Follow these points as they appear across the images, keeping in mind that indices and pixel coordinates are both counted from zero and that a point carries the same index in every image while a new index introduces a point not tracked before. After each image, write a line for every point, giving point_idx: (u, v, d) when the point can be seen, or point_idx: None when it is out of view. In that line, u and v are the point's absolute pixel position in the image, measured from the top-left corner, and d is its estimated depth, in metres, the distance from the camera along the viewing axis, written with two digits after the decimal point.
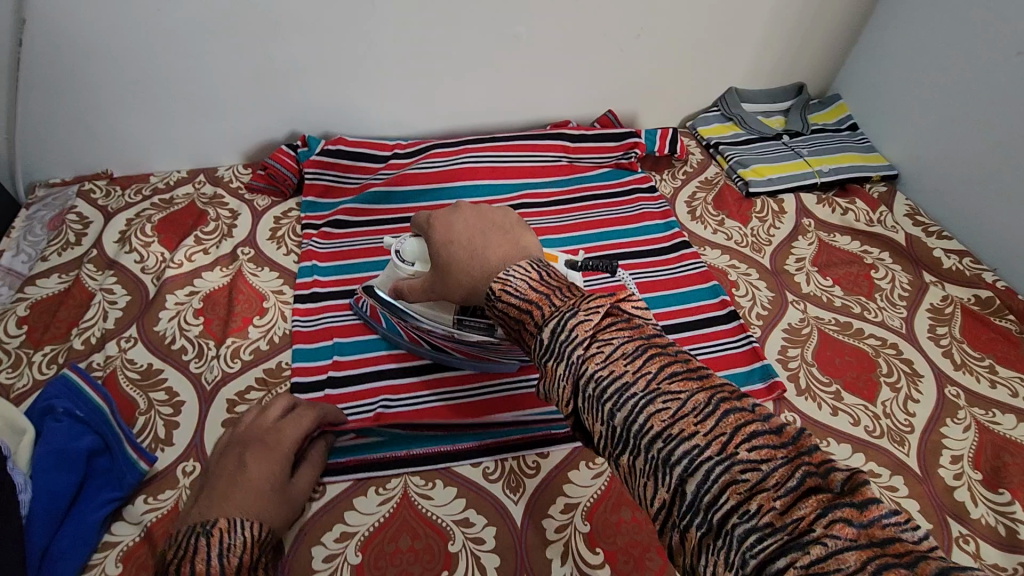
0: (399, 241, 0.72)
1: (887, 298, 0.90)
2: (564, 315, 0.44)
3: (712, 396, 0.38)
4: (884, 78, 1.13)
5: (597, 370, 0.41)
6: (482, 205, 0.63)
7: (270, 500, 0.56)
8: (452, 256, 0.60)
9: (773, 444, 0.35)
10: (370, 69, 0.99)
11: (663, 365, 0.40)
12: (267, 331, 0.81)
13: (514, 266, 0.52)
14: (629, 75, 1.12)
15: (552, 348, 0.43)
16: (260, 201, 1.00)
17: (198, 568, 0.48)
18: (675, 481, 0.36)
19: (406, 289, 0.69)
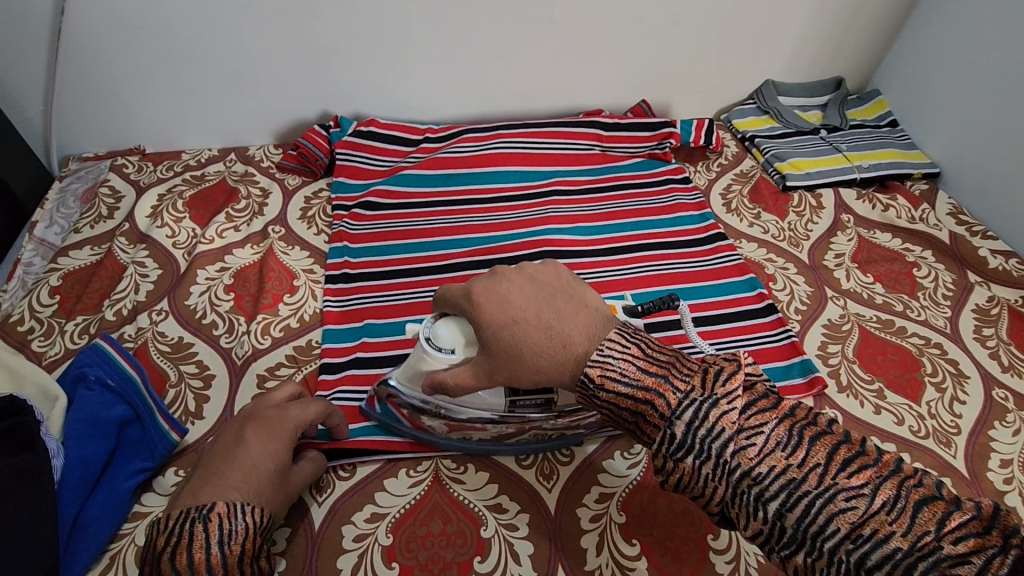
0: (429, 325, 0.58)
1: (930, 297, 0.87)
2: (702, 407, 0.42)
3: (896, 483, 0.38)
4: (928, 72, 1.09)
5: (754, 466, 0.40)
6: (534, 271, 0.52)
7: (272, 484, 0.54)
8: (519, 335, 0.49)
9: (866, 462, 0.39)
10: (403, 50, 0.98)
11: (785, 427, 0.41)
12: (296, 309, 0.80)
13: (607, 342, 0.47)
14: (665, 64, 1.10)
15: (689, 443, 0.42)
16: (291, 181, 0.99)
17: (198, 556, 0.47)
18: (843, 557, 0.38)
19: (450, 381, 0.54)
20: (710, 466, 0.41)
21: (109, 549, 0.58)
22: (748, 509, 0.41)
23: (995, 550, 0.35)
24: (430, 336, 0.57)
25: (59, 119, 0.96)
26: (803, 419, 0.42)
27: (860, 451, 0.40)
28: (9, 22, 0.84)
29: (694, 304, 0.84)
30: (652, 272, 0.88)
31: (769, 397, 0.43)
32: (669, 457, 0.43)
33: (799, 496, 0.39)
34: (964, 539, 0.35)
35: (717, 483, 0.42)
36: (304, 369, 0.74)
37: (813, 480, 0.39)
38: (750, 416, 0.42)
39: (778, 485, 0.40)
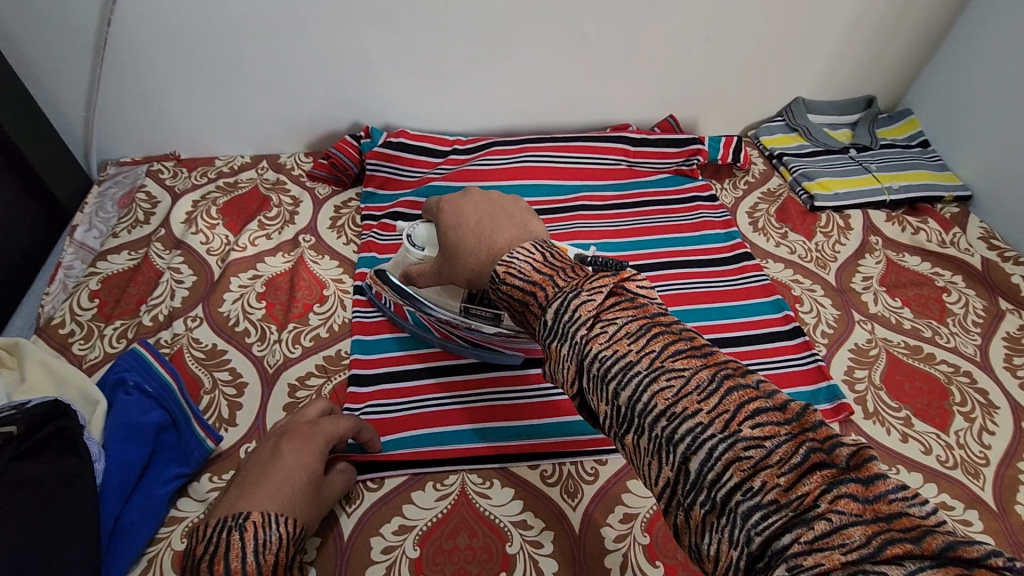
0: (411, 225, 0.71)
1: (960, 323, 0.86)
2: (567, 297, 0.45)
3: (735, 389, 0.38)
4: (962, 94, 1.08)
5: (602, 350, 0.42)
6: (491, 193, 0.62)
7: (303, 496, 0.55)
8: (459, 237, 0.59)
9: (776, 420, 0.36)
10: (436, 63, 0.99)
11: (666, 344, 0.41)
12: (327, 319, 0.81)
13: (518, 249, 0.52)
14: (695, 80, 1.10)
15: (555, 328, 0.45)
16: (321, 189, 1.01)
17: (232, 565, 0.46)
18: (659, 434, 0.39)
19: (415, 272, 0.69)
20: (569, 347, 0.43)
21: (146, 553, 0.59)
22: (598, 392, 0.42)
23: (787, 438, 0.35)
24: (411, 234, 0.70)
25: (100, 125, 0.99)
26: (665, 326, 0.43)
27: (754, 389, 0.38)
28: (57, 31, 0.87)
29: (719, 325, 0.84)
30: (679, 290, 0.89)
31: (635, 303, 0.45)
32: (543, 339, 0.46)
33: (634, 378, 0.41)
34: (762, 425, 0.36)
35: (572, 362, 0.44)
36: (334, 378, 0.75)
37: (654, 371, 0.40)
38: (672, 359, 0.41)
39: (620, 368, 0.41)
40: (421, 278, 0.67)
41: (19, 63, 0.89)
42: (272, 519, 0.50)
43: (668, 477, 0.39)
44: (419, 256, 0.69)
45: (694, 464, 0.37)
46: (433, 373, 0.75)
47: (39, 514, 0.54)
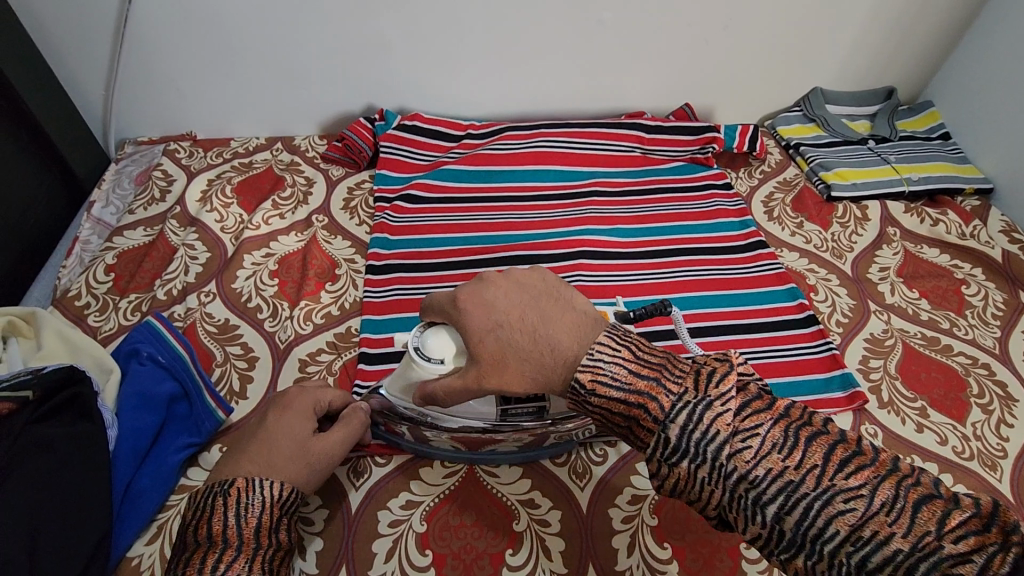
0: (418, 333, 0.53)
1: (979, 315, 0.85)
2: (694, 409, 0.39)
3: (896, 484, 0.35)
4: (985, 85, 1.06)
5: (750, 469, 0.37)
6: (515, 269, 0.48)
7: (295, 458, 0.54)
8: (505, 345, 0.45)
9: (975, 529, 0.33)
10: (452, 46, 0.99)
11: (826, 452, 0.37)
12: (338, 297, 0.82)
13: (599, 344, 0.42)
14: (712, 68, 1.09)
15: (684, 447, 0.39)
16: (335, 171, 1.01)
17: (215, 528, 0.47)
18: (846, 562, 0.35)
19: (439, 394, 0.50)
20: (705, 470, 0.38)
21: (156, 519, 0.60)
22: (746, 513, 0.38)
23: (993, 548, 0.32)
24: (419, 345, 0.52)
25: (119, 104, 1.00)
26: (798, 419, 0.39)
27: (856, 451, 0.37)
28: (78, 9, 0.88)
29: (732, 312, 0.83)
30: (691, 277, 0.88)
31: (764, 398, 0.40)
32: (664, 460, 0.40)
33: (798, 500, 0.36)
34: (964, 538, 0.33)
35: (715, 487, 0.38)
36: (344, 355, 0.75)
37: (823, 491, 0.36)
38: (839, 472, 0.36)
39: (775, 488, 0.37)
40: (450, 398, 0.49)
41: (40, 40, 0.90)
42: (256, 483, 0.50)
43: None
44: (438, 372, 0.50)
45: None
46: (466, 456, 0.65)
47: (57, 474, 0.55)
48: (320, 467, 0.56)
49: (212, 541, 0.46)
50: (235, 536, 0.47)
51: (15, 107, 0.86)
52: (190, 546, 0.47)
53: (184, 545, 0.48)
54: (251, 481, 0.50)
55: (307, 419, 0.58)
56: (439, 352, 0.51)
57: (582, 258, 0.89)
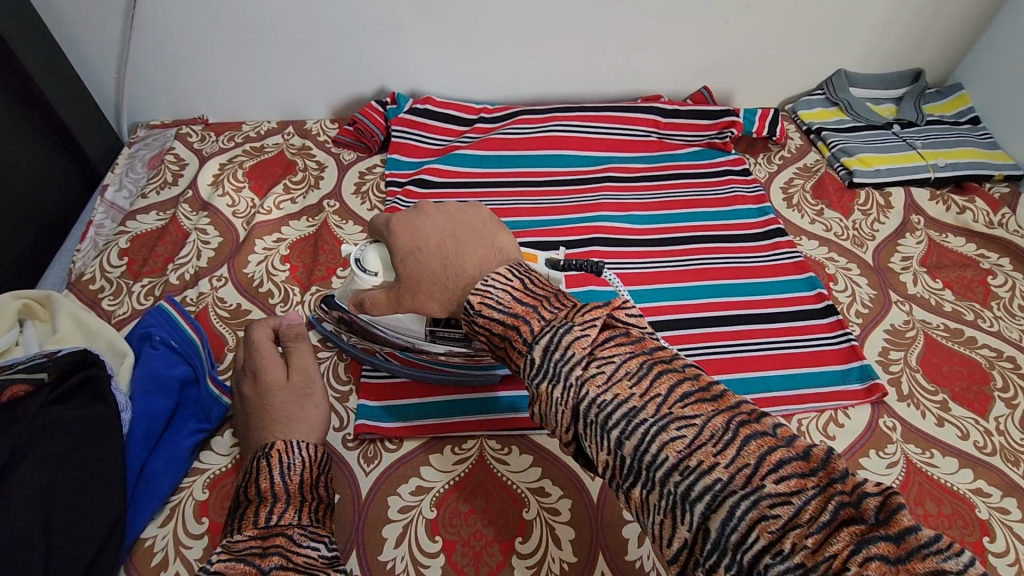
0: (360, 249, 0.62)
1: (1005, 307, 0.82)
2: (558, 332, 0.42)
3: (729, 420, 0.37)
4: (1020, 67, 1.02)
5: (600, 394, 0.39)
6: (445, 207, 0.58)
7: (296, 399, 0.61)
8: (421, 268, 0.54)
9: (802, 470, 0.35)
10: (467, 26, 0.97)
11: (672, 387, 0.39)
12: (349, 283, 0.81)
13: (492, 274, 0.49)
14: (733, 50, 1.05)
15: (544, 368, 0.42)
16: (346, 155, 1.00)
17: (264, 484, 0.52)
18: (673, 491, 0.36)
19: (367, 301, 0.59)
20: (560, 390, 0.41)
21: (169, 501, 0.60)
22: (596, 440, 0.40)
23: (815, 494, 0.34)
24: (359, 259, 0.61)
25: (131, 87, 0.99)
26: (658, 358, 0.41)
27: (702, 388, 0.39)
28: None
29: (749, 301, 0.82)
30: (709, 265, 0.86)
31: (631, 336, 0.43)
32: (530, 381, 0.43)
33: (639, 426, 0.38)
34: (787, 479, 0.34)
35: (565, 408, 0.41)
36: None
37: (662, 418, 0.38)
38: (681, 405, 0.38)
39: (620, 413, 0.39)
40: (376, 308, 0.59)
41: (52, 22, 0.89)
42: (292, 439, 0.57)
43: (684, 539, 0.36)
44: (374, 280, 0.60)
45: (714, 523, 0.35)
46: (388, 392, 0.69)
47: (69, 458, 0.55)
48: (320, 390, 0.64)
49: (266, 496, 0.52)
50: (282, 490, 0.53)
51: (27, 89, 0.86)
52: (243, 502, 0.52)
53: (237, 506, 0.53)
54: (287, 439, 0.57)
55: (281, 364, 0.64)
56: (373, 263, 0.60)
57: (595, 244, 0.88)
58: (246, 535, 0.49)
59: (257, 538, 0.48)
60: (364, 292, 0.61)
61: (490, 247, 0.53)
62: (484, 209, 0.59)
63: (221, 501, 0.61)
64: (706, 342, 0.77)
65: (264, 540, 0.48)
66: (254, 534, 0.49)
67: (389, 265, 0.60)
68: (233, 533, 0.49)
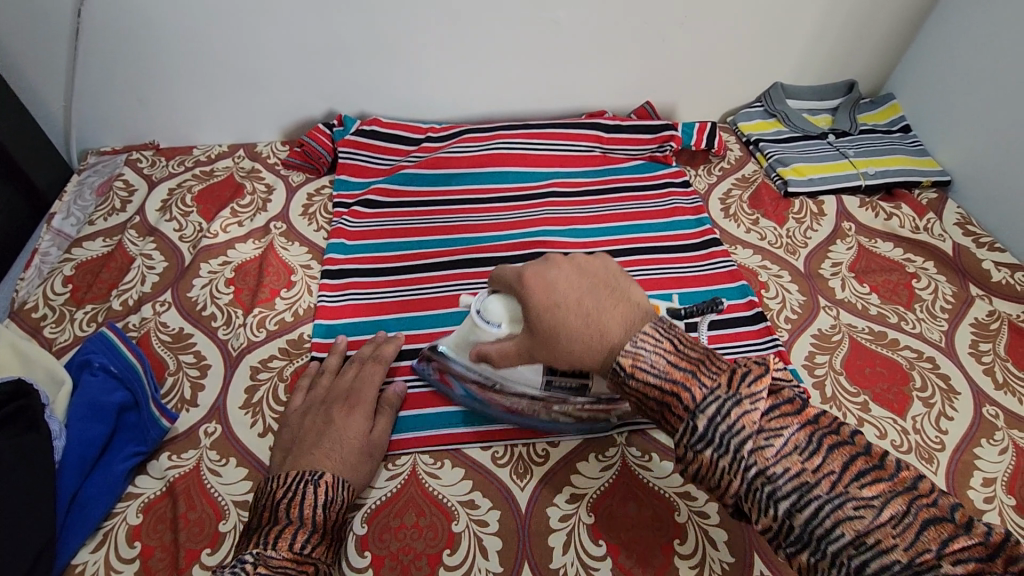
0: (482, 298, 0.64)
1: (927, 309, 0.86)
2: (725, 402, 0.44)
3: (909, 503, 0.39)
4: (944, 79, 1.07)
5: (770, 466, 0.42)
6: (576, 258, 0.59)
7: (364, 451, 0.64)
8: (561, 321, 0.54)
9: (980, 558, 0.37)
10: (409, 49, 1.00)
11: (846, 464, 0.42)
12: (292, 304, 0.83)
13: (641, 334, 0.50)
14: (671, 66, 1.09)
15: (709, 436, 0.44)
16: (295, 177, 1.02)
17: (305, 511, 0.55)
18: (846, 563, 0.39)
19: (494, 353, 0.60)
20: (727, 459, 0.43)
21: (102, 527, 0.62)
22: (759, 504, 0.43)
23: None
24: (482, 309, 0.63)
25: (79, 115, 1.01)
26: (825, 427, 0.44)
27: (878, 465, 0.42)
28: (31, 22, 0.89)
29: None
30: (645, 276, 0.89)
31: (793, 403, 0.45)
32: (689, 447, 0.45)
33: (810, 499, 0.41)
34: (964, 561, 0.37)
35: (732, 477, 0.43)
36: (295, 361, 0.76)
37: (836, 495, 0.41)
38: (856, 483, 0.41)
39: (791, 486, 0.41)
40: (504, 361, 0.60)
41: None
42: (341, 479, 0.60)
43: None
44: (497, 334, 0.62)
45: None
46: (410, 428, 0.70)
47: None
48: (381, 458, 0.66)
49: (302, 522, 0.55)
50: (314, 520, 0.55)
51: None
52: (282, 521, 0.54)
53: (273, 519, 0.55)
54: (336, 475, 0.60)
55: (371, 416, 0.67)
56: (496, 316, 0.62)
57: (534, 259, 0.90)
58: (281, 554, 0.52)
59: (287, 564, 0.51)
60: (489, 344, 0.62)
61: (630, 300, 0.54)
62: (608, 261, 0.60)
63: (154, 524, 0.62)
64: None
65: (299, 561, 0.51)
66: (288, 557, 0.52)
67: (516, 317, 0.61)
68: (264, 545, 0.52)
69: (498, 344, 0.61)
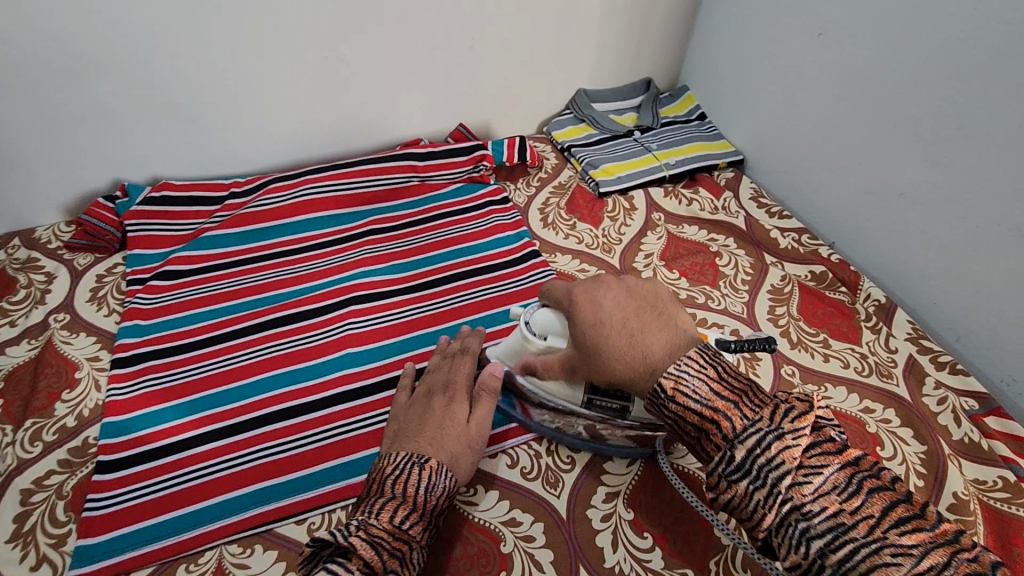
0: (529, 311, 0.67)
1: (730, 284, 0.92)
2: (766, 436, 0.46)
3: (953, 556, 0.39)
4: (723, 67, 1.15)
5: (806, 502, 0.43)
6: (628, 281, 0.62)
7: (467, 444, 0.63)
8: (604, 337, 0.57)
9: (921, 527, 0.41)
10: (187, 106, 0.92)
11: (887, 509, 0.42)
12: (75, 405, 0.74)
13: (686, 359, 0.52)
14: (474, 87, 1.10)
15: (744, 466, 0.46)
16: (81, 260, 0.93)
17: (410, 491, 0.56)
18: None
19: (540, 366, 0.64)
20: (763, 492, 0.44)
21: None
22: (789, 542, 0.43)
23: None
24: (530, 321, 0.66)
25: None
26: (865, 469, 0.45)
27: (917, 514, 0.42)
28: None
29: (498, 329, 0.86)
30: (464, 302, 0.89)
31: (835, 442, 0.46)
32: (723, 477, 0.47)
33: (846, 541, 0.42)
34: None
35: (764, 510, 0.44)
36: (78, 473, 0.69)
37: (874, 540, 0.41)
38: (894, 529, 0.41)
39: (825, 526, 0.42)
40: (549, 371, 0.63)
41: None
42: (445, 466, 0.60)
43: None
44: (542, 345, 0.64)
45: None
46: (229, 512, 0.67)
47: None
48: (482, 447, 0.65)
49: (404, 499, 0.56)
50: (419, 503, 0.56)
51: None
52: (386, 494, 0.56)
53: (377, 492, 0.57)
54: (440, 461, 0.60)
55: (468, 406, 0.66)
56: (544, 327, 0.65)
57: (351, 304, 0.88)
58: (382, 525, 0.54)
59: (388, 534, 0.53)
60: (534, 357, 0.65)
61: (672, 322, 0.57)
62: (664, 289, 0.62)
63: None
64: None
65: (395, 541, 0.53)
66: (387, 528, 0.54)
67: (560, 332, 0.64)
68: (369, 514, 0.54)
69: (544, 357, 0.64)
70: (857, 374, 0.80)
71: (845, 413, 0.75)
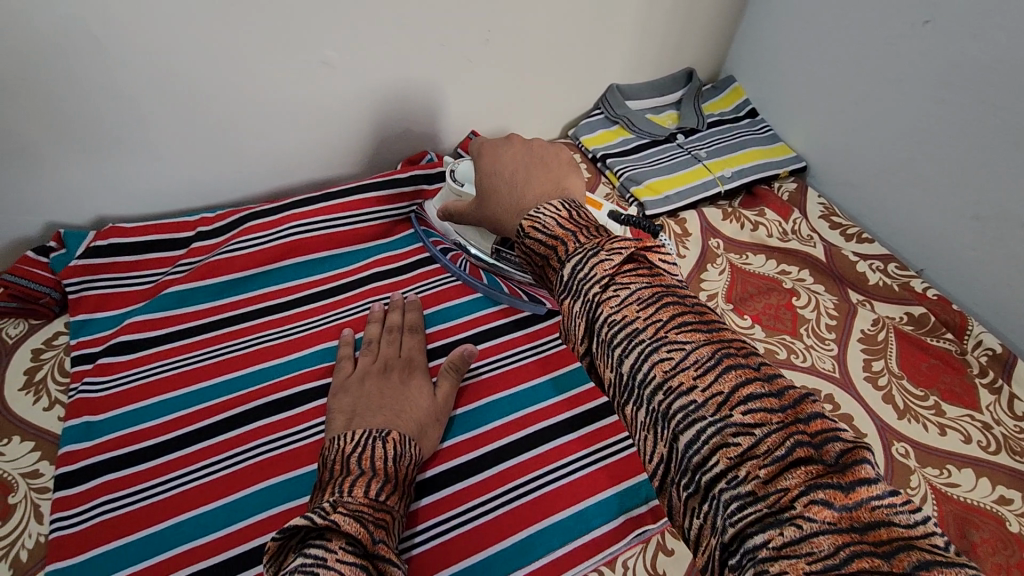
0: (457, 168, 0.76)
1: (814, 332, 0.76)
2: (585, 254, 0.45)
3: (715, 351, 0.38)
4: (783, 56, 0.97)
5: (612, 313, 0.42)
6: (533, 142, 0.65)
7: (429, 419, 0.65)
8: (495, 184, 0.62)
9: (764, 388, 0.37)
10: (130, 131, 0.72)
11: (673, 314, 0.41)
12: (11, 544, 0.58)
13: (545, 206, 0.52)
14: (489, 89, 0.91)
15: (570, 285, 0.45)
16: (13, 329, 0.74)
17: (380, 465, 0.56)
18: (655, 407, 0.38)
19: (451, 208, 0.71)
20: (582, 304, 0.43)
21: None
22: (605, 356, 0.42)
23: (775, 431, 0.35)
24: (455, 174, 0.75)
25: None
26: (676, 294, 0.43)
27: (703, 322, 0.41)
28: None
29: (552, 406, 0.71)
30: (495, 372, 0.74)
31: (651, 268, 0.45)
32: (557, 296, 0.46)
33: (636, 345, 0.40)
34: (752, 411, 0.35)
35: (581, 320, 0.43)
36: None
37: (657, 340, 0.40)
38: (675, 330, 0.40)
39: (622, 333, 0.41)
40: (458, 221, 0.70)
41: None
42: (407, 437, 0.60)
43: (661, 455, 0.38)
44: (458, 190, 0.73)
45: (681, 444, 0.36)
46: None
47: None
48: (444, 421, 0.67)
49: (374, 473, 0.55)
50: (389, 474, 0.56)
51: None
52: (354, 472, 0.55)
53: (342, 472, 0.55)
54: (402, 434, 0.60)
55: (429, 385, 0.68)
56: (466, 178, 0.74)
57: None
58: (357, 500, 0.51)
59: (366, 507, 0.51)
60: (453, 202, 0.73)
61: (559, 180, 0.59)
62: (567, 154, 0.64)
63: None
64: (500, 487, 0.64)
65: (375, 512, 0.52)
66: (363, 502, 0.52)
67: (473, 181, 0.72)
68: (340, 493, 0.52)
69: (458, 202, 0.71)
70: (982, 451, 0.66)
71: (978, 506, 0.62)
